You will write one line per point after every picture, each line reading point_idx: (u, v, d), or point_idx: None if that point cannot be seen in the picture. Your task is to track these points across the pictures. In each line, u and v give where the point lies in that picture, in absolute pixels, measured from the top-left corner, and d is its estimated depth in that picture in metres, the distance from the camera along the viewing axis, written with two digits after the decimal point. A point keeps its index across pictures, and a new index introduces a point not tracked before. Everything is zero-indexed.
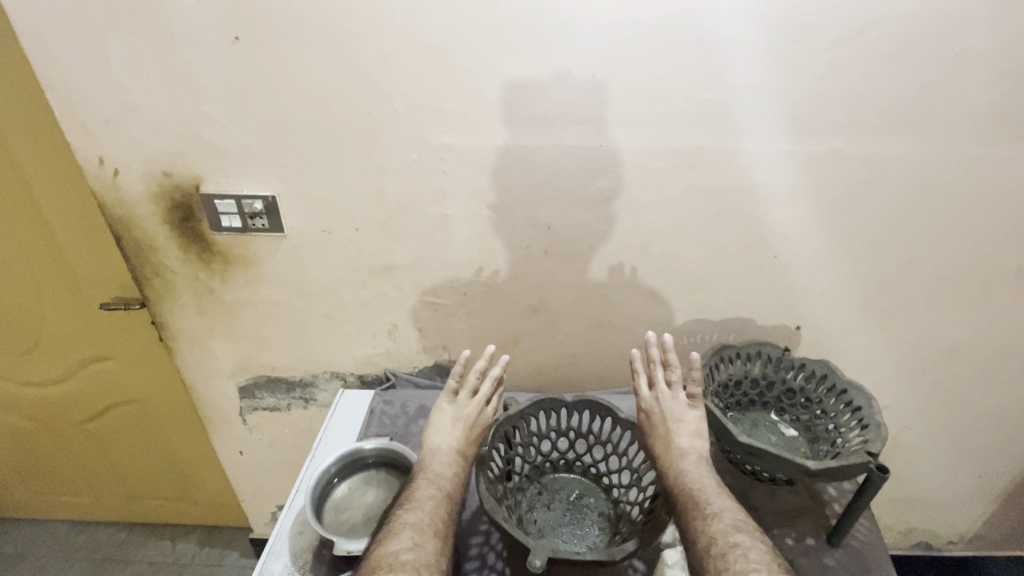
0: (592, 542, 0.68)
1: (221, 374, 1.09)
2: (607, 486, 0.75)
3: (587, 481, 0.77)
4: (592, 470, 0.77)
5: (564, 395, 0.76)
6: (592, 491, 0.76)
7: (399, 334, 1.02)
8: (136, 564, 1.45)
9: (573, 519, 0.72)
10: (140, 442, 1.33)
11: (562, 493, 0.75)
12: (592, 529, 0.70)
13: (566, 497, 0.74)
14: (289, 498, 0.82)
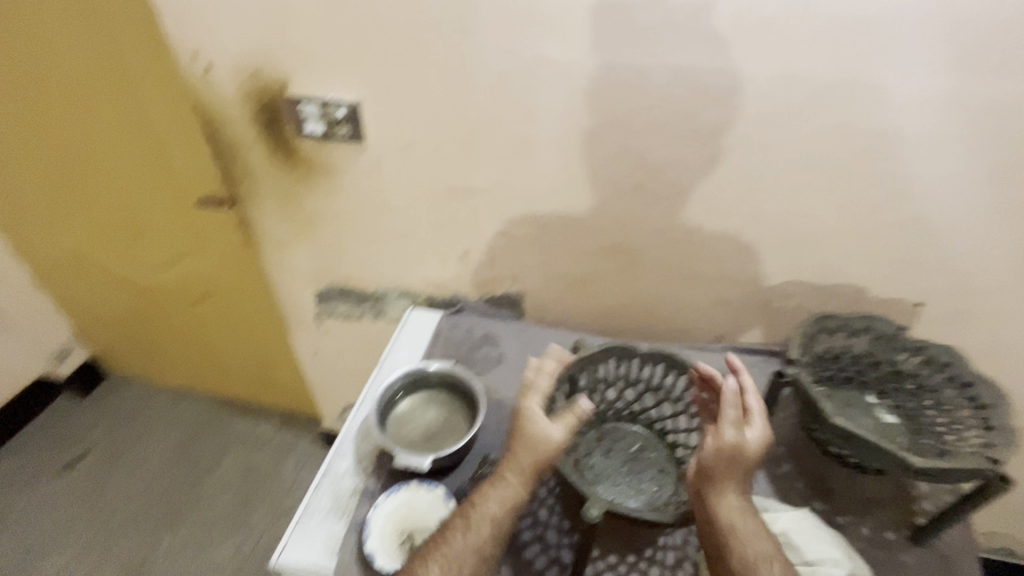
0: (649, 497, 0.67)
1: (300, 278, 1.13)
2: (672, 444, 0.72)
3: (650, 435, 0.74)
4: (657, 425, 0.74)
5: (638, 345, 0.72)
6: (653, 446, 0.73)
7: (471, 261, 0.99)
8: (226, 435, 1.64)
9: (631, 471, 0.70)
10: (229, 331, 1.45)
11: (623, 443, 0.73)
12: (650, 484, 0.68)
13: (627, 448, 0.72)
14: (356, 404, 0.86)
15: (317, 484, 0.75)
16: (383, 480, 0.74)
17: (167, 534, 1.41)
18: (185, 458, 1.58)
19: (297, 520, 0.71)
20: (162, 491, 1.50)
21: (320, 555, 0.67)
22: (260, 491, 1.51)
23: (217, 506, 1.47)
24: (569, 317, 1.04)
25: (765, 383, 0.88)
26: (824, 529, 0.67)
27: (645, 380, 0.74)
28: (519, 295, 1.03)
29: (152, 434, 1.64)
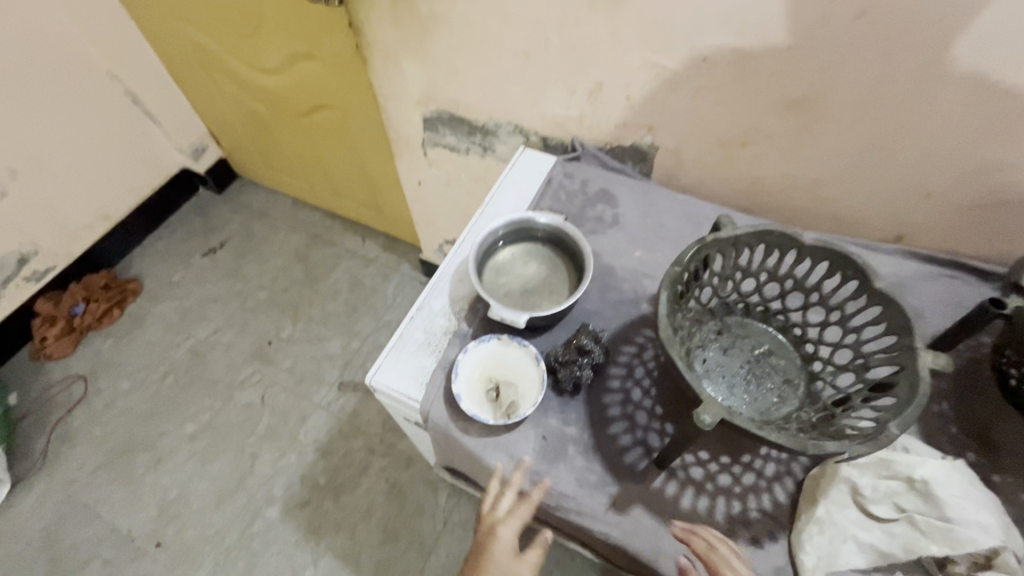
0: (765, 409, 0.57)
1: (409, 99, 1.03)
2: (809, 355, 0.60)
3: (782, 340, 0.62)
4: (795, 331, 0.62)
5: (803, 234, 0.56)
6: (783, 353, 0.61)
7: (602, 99, 0.83)
8: (337, 248, 1.75)
9: (750, 375, 0.60)
10: (340, 148, 1.44)
11: (747, 342, 0.62)
12: (770, 394, 0.58)
13: (750, 349, 0.61)
14: (455, 244, 0.81)
15: (411, 317, 0.74)
16: (474, 328, 0.72)
17: (289, 321, 1.60)
18: (302, 261, 1.73)
19: (391, 347, 0.72)
20: (283, 286, 1.67)
21: (410, 383, 0.69)
22: (365, 303, 1.63)
23: (329, 308, 1.62)
24: (705, 184, 0.87)
25: (944, 305, 0.71)
26: (981, 490, 0.55)
27: (797, 278, 0.60)
28: (650, 150, 0.86)
29: (275, 235, 1.79)
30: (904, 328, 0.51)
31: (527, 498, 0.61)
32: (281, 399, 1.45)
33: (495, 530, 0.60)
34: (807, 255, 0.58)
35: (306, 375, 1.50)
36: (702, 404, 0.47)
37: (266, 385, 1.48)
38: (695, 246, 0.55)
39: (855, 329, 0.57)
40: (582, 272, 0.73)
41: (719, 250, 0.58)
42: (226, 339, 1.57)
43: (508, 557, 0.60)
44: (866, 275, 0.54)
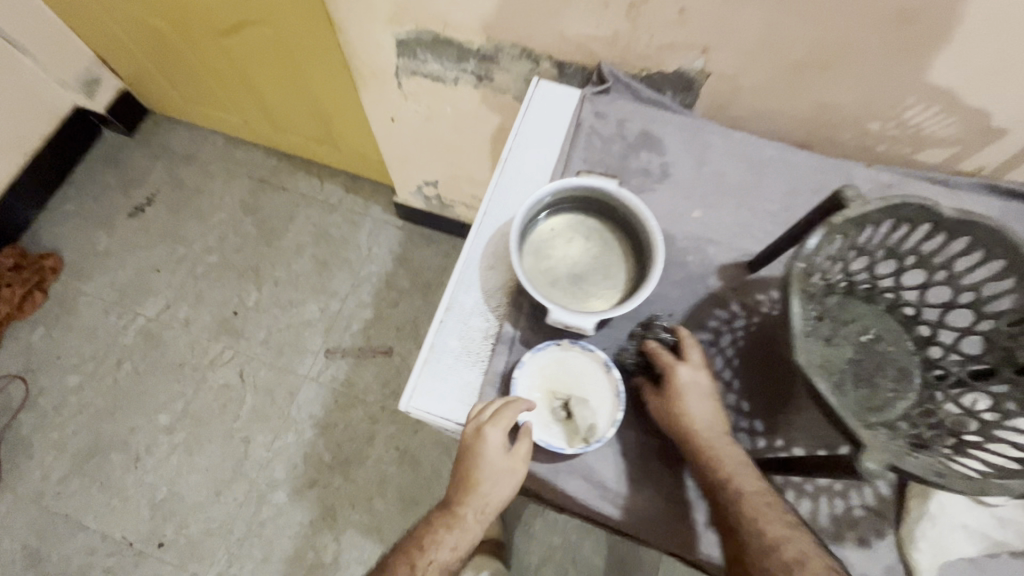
0: (884, 409, 0.50)
1: (375, 16, 0.79)
2: (926, 342, 0.52)
3: (891, 323, 0.54)
4: (905, 312, 0.54)
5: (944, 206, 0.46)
6: (893, 339, 0.53)
7: (645, 14, 0.64)
8: (292, 193, 1.51)
9: (861, 369, 0.52)
10: (281, 75, 1.16)
11: (852, 329, 0.54)
12: (887, 391, 0.51)
13: (857, 337, 0.53)
14: (475, 220, 0.67)
15: (441, 320, 0.61)
16: (520, 329, 0.60)
17: (252, 287, 1.41)
18: (254, 214, 1.49)
19: (423, 362, 0.59)
20: (236, 245, 1.45)
21: (455, 405, 0.58)
22: (337, 257, 1.45)
23: (296, 266, 1.43)
24: (760, 116, 0.73)
25: None
26: None
27: (920, 255, 0.51)
28: (699, 77, 0.70)
29: (214, 183, 1.52)
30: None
31: (516, 401, 0.54)
32: (262, 376, 1.32)
33: (480, 431, 0.52)
34: (943, 230, 0.48)
35: (284, 345, 1.35)
36: (865, 449, 0.39)
37: (242, 362, 1.33)
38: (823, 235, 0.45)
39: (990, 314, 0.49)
40: (642, 247, 0.61)
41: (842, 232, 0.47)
42: (182, 315, 1.37)
43: (500, 456, 0.53)
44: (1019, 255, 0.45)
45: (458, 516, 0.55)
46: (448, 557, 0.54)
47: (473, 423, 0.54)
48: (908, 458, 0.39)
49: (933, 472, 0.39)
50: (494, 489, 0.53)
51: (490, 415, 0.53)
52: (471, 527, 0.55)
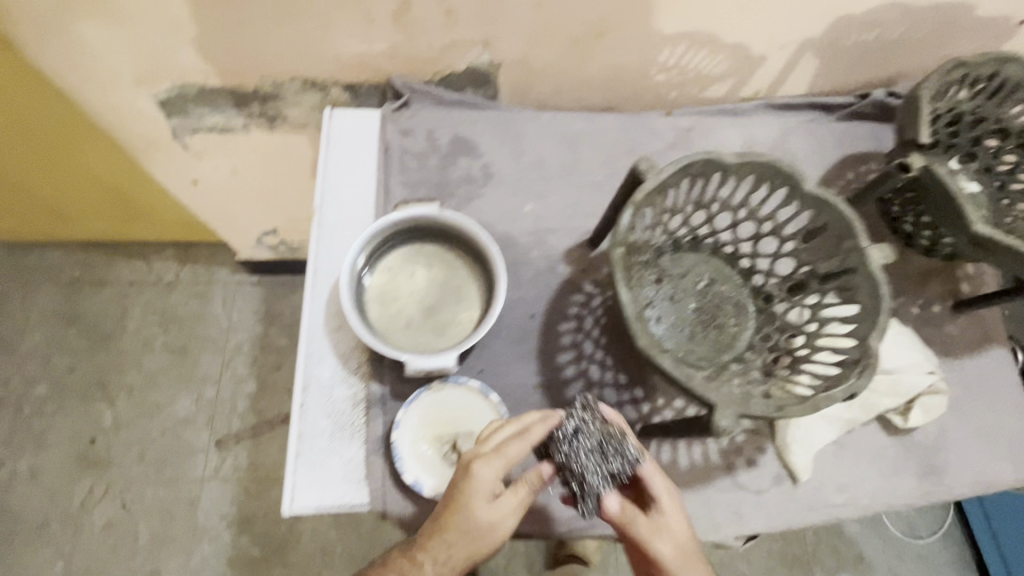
0: (732, 346, 0.55)
1: (119, 80, 0.67)
2: (748, 271, 0.58)
3: (718, 264, 0.58)
4: (726, 250, 0.58)
5: (726, 154, 0.49)
6: (724, 278, 0.58)
7: (414, 21, 0.60)
8: (115, 285, 1.29)
9: (704, 315, 0.56)
10: (38, 163, 0.96)
11: (688, 279, 0.58)
12: (730, 327, 0.56)
13: (694, 286, 0.57)
14: (306, 282, 0.61)
15: (301, 405, 0.56)
16: (388, 383, 0.57)
17: (104, 404, 1.20)
18: (75, 322, 1.26)
19: (295, 457, 0.54)
20: (66, 364, 1.23)
21: (345, 488, 0.54)
22: (195, 337, 1.27)
23: (149, 364, 1.24)
24: (562, 90, 0.73)
25: (816, 150, 0.73)
26: (898, 331, 0.61)
27: (722, 199, 0.55)
28: (491, 69, 0.69)
29: (10, 303, 1.26)
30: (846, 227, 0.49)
31: (525, 435, 0.49)
32: (151, 497, 1.15)
33: (470, 467, 0.48)
34: (732, 175, 0.52)
35: (166, 455, 1.18)
36: (717, 409, 0.43)
37: (120, 491, 1.15)
38: (631, 213, 0.46)
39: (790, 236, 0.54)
40: (484, 260, 0.60)
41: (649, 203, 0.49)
42: (25, 466, 1.15)
43: (485, 507, 0.47)
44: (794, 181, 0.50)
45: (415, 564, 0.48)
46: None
47: (470, 454, 0.49)
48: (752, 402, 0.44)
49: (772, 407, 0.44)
50: (470, 545, 0.47)
51: (488, 450, 0.48)
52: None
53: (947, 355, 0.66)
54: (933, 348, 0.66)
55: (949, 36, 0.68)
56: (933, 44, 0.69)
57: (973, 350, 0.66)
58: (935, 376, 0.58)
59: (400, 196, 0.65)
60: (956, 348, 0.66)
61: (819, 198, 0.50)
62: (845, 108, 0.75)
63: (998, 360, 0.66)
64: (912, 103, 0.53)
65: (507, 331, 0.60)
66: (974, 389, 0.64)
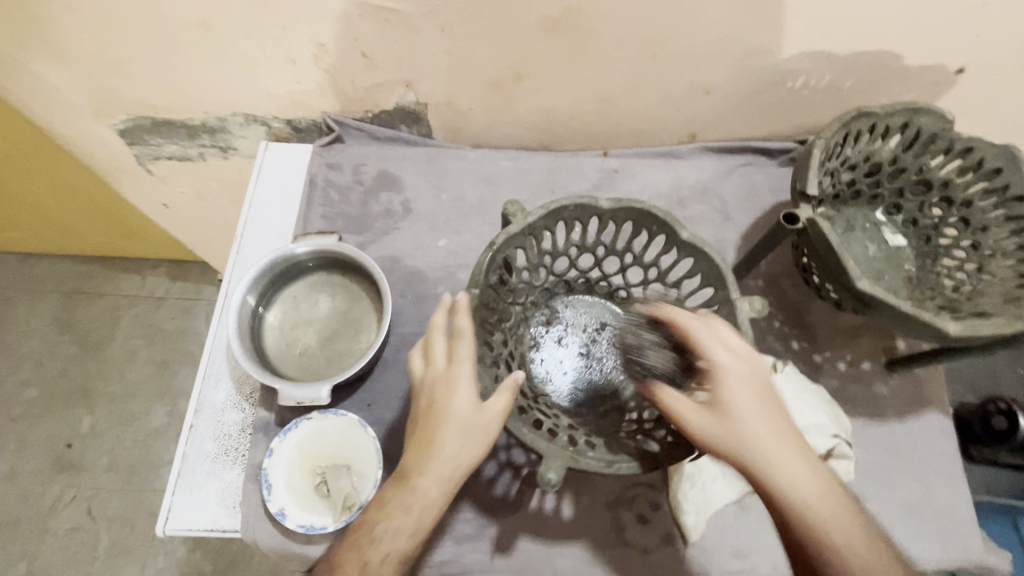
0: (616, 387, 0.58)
1: (80, 113, 0.73)
2: (642, 315, 0.61)
3: (613, 307, 0.62)
4: (620, 294, 0.62)
5: (597, 200, 0.51)
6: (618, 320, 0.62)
7: (334, 63, 0.63)
8: (110, 297, 1.34)
9: (592, 357, 0.60)
10: (30, 185, 1.02)
11: (581, 320, 0.62)
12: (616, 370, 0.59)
13: (586, 328, 0.61)
14: (216, 305, 0.64)
15: (191, 426, 0.57)
16: (275, 411, 0.57)
17: (84, 411, 1.25)
18: (69, 331, 1.32)
19: (175, 478, 0.55)
20: (55, 370, 1.28)
21: (219, 512, 0.54)
22: (177, 351, 1.31)
23: (130, 375, 1.29)
24: (494, 130, 0.75)
25: (744, 197, 0.72)
26: (808, 387, 0.57)
27: (608, 244, 0.58)
28: (420, 108, 0.71)
29: (12, 310, 1.32)
30: (713, 283, 0.51)
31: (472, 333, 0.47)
32: (115, 505, 1.18)
33: (438, 397, 0.46)
34: (610, 222, 0.54)
35: (135, 465, 1.21)
36: (546, 460, 0.45)
37: (88, 497, 1.19)
38: (490, 255, 0.48)
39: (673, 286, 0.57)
40: (382, 292, 0.60)
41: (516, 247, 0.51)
42: (5, 466, 1.20)
43: (472, 409, 0.45)
44: (669, 234, 0.52)
45: (413, 491, 0.45)
46: (404, 546, 0.45)
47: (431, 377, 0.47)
48: (584, 458, 0.45)
49: (604, 465, 0.46)
50: (463, 446, 0.45)
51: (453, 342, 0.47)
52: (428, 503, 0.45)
53: (873, 418, 0.61)
54: (858, 409, 0.62)
55: (883, 84, 0.66)
56: (868, 92, 0.67)
57: (903, 415, 0.61)
58: (838, 438, 0.55)
59: (319, 227, 0.68)
60: (885, 411, 0.62)
61: (689, 249, 0.51)
62: (785, 153, 0.74)
63: (932, 427, 0.61)
64: (805, 154, 0.53)
65: (403, 365, 0.61)
66: (898, 456, 0.60)
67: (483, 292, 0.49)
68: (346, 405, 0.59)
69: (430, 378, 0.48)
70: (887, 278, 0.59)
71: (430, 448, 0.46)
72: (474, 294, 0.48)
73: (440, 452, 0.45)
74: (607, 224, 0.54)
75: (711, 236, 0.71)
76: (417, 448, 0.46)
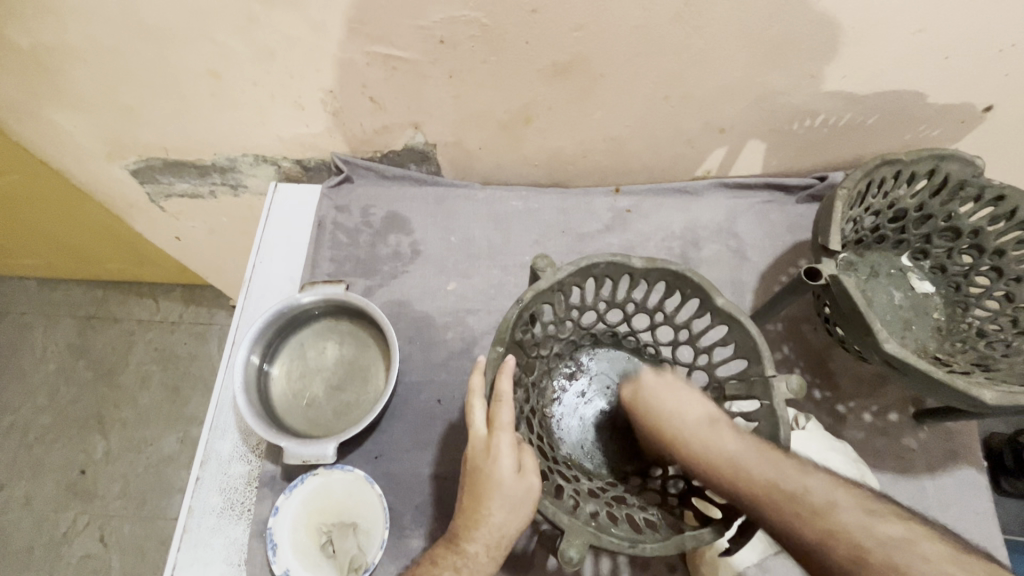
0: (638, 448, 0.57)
1: (93, 154, 0.73)
2: (668, 372, 0.60)
3: (639, 362, 0.61)
4: (649, 351, 0.61)
5: (629, 259, 0.50)
6: None
7: (343, 108, 0.63)
8: (124, 322, 1.35)
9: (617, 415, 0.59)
10: (46, 217, 1.03)
11: (606, 375, 0.61)
12: None
13: (611, 384, 0.60)
14: (224, 352, 0.63)
15: (197, 478, 0.56)
16: (284, 465, 0.57)
17: (98, 438, 1.25)
18: (84, 356, 1.31)
19: (181, 533, 0.54)
20: (70, 396, 1.28)
21: (224, 570, 0.53)
22: (189, 376, 1.31)
23: (143, 400, 1.28)
24: (505, 169, 0.74)
25: (760, 237, 0.71)
26: (834, 444, 0.55)
27: (637, 302, 0.57)
28: (429, 148, 0.70)
29: (29, 336, 1.33)
30: (748, 353, 0.50)
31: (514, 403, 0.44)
32: (126, 533, 1.17)
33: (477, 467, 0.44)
34: (642, 281, 0.53)
35: (146, 492, 1.21)
36: (566, 536, 0.42)
37: (100, 525, 1.18)
38: (518, 309, 0.47)
39: (706, 349, 0.56)
40: (390, 341, 0.59)
41: (547, 301, 0.50)
42: (20, 493, 1.20)
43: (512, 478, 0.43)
44: (705, 298, 0.51)
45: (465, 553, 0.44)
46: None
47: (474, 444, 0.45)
48: (604, 535, 0.43)
49: (626, 544, 0.43)
50: (510, 519, 0.42)
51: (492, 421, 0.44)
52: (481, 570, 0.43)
53: (901, 473, 0.59)
54: (884, 462, 0.59)
55: (906, 122, 0.63)
56: (891, 128, 0.65)
57: (934, 469, 0.59)
58: None
59: (328, 270, 0.68)
60: (915, 465, 0.59)
61: (727, 315, 0.49)
62: (804, 189, 0.72)
63: (966, 482, 0.58)
64: (828, 203, 0.51)
65: (411, 415, 0.60)
66: (931, 515, 0.57)
67: (510, 348, 0.48)
68: (355, 458, 0.58)
69: (475, 439, 0.44)
70: (915, 327, 0.57)
71: (477, 513, 0.43)
72: (499, 352, 0.47)
73: (489, 517, 0.43)
74: (640, 281, 0.54)
75: (728, 277, 0.69)
76: (466, 512, 0.44)
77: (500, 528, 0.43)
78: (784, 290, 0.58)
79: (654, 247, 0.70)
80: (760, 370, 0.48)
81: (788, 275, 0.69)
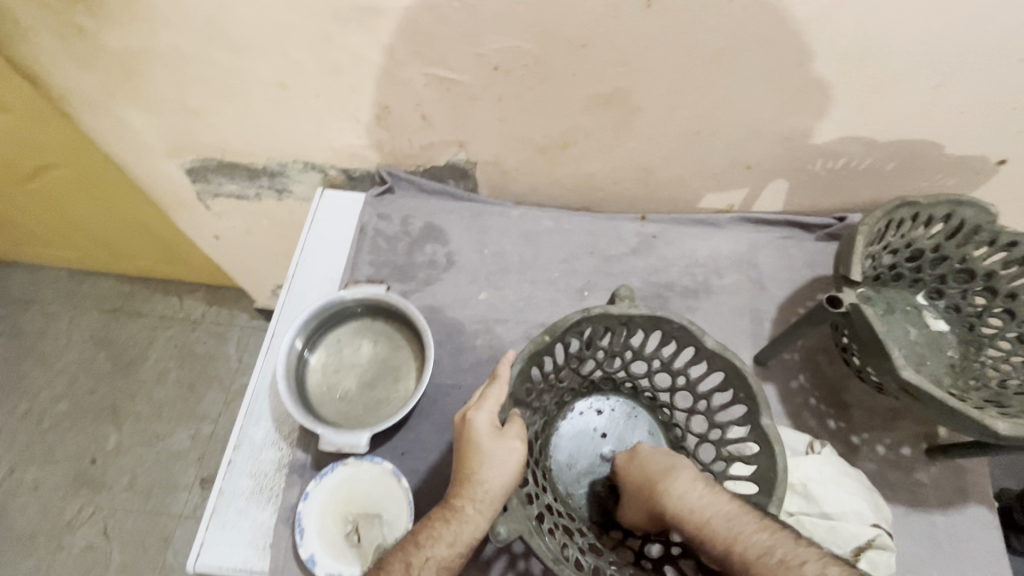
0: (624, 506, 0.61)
1: (154, 150, 0.78)
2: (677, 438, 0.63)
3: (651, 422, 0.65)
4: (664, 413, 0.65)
5: (666, 316, 0.55)
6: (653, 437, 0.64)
7: (395, 123, 0.67)
8: (147, 317, 1.37)
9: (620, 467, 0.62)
10: (92, 209, 1.08)
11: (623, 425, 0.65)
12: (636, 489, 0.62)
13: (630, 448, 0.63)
14: (264, 341, 0.67)
15: (229, 461, 0.58)
16: (314, 455, 0.59)
17: (110, 429, 1.24)
18: (105, 348, 1.33)
19: (210, 513, 0.55)
20: (87, 386, 1.29)
21: (250, 552, 0.55)
22: (206, 374, 1.31)
23: (158, 395, 1.28)
24: (539, 190, 0.78)
25: (779, 270, 0.74)
26: (851, 473, 0.56)
27: (662, 358, 0.61)
28: (469, 166, 0.74)
29: (56, 325, 1.36)
30: (756, 440, 0.53)
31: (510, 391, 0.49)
32: (129, 527, 1.15)
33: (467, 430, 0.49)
34: (668, 339, 0.57)
35: (153, 486, 1.19)
36: (506, 516, 0.46)
37: (105, 516, 1.16)
38: (575, 316, 0.53)
39: (718, 424, 0.59)
40: (424, 348, 0.62)
41: (604, 323, 0.56)
42: (28, 479, 1.19)
43: (490, 441, 0.48)
44: (731, 375, 0.54)
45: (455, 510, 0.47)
46: (445, 556, 0.46)
47: (462, 412, 0.51)
48: (537, 539, 0.47)
49: (551, 556, 0.46)
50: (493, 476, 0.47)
51: (475, 401, 0.51)
52: (473, 529, 0.46)
53: (910, 505, 0.60)
54: (895, 493, 0.60)
55: (923, 169, 0.67)
56: (908, 175, 0.68)
57: (946, 507, 0.59)
58: (879, 528, 0.53)
59: (366, 273, 0.72)
60: (926, 500, 0.60)
61: (749, 391, 0.53)
62: (823, 228, 0.75)
63: (978, 520, 0.59)
64: (849, 238, 0.55)
65: (438, 416, 0.63)
66: (942, 549, 0.57)
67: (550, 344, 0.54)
68: (381, 453, 0.60)
69: (464, 411, 0.51)
70: (930, 362, 0.60)
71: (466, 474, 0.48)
72: (544, 340, 0.52)
73: (482, 476, 0.47)
74: (670, 339, 0.58)
75: (748, 306, 0.72)
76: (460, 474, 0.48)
77: (489, 484, 0.47)
78: (794, 332, 0.61)
79: (678, 273, 0.73)
80: (770, 458, 0.51)
81: (805, 308, 0.72)
